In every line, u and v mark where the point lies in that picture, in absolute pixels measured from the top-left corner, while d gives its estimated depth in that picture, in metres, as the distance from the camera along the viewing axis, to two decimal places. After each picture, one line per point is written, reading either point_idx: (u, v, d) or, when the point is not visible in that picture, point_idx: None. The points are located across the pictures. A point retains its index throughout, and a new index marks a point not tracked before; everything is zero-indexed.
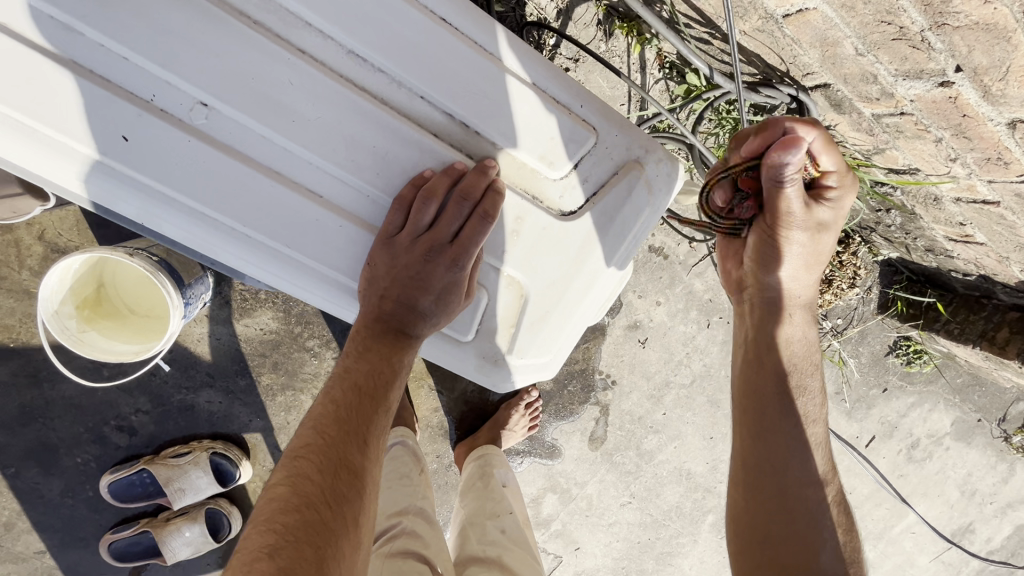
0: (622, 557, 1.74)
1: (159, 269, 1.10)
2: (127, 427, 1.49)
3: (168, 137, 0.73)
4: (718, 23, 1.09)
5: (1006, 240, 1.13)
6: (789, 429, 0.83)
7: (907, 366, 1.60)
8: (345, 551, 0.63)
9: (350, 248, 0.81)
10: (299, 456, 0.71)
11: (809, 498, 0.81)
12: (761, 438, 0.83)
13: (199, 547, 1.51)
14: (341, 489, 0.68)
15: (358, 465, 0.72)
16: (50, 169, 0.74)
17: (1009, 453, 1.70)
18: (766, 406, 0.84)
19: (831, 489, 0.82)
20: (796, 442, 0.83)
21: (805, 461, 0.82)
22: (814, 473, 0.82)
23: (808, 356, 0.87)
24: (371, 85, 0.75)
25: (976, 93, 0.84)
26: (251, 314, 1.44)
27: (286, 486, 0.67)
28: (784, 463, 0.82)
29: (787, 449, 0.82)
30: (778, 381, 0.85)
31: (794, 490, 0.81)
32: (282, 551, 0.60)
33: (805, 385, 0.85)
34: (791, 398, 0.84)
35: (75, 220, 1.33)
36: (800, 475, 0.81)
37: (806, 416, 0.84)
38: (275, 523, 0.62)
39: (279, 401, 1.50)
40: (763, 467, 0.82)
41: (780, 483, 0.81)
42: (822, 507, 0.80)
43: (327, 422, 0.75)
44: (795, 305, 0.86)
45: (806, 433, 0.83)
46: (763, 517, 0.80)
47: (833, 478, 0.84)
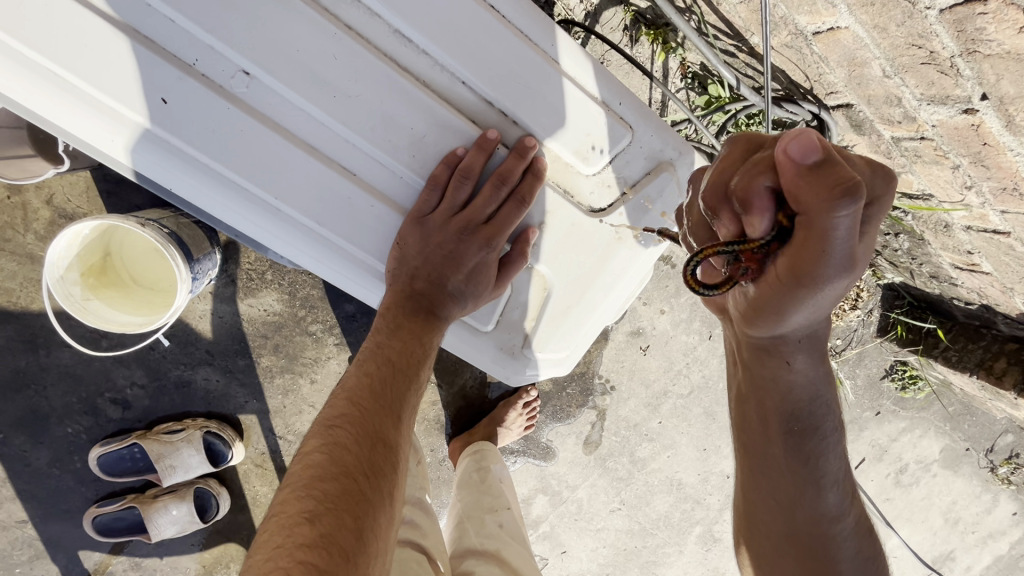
0: (607, 564, 1.73)
1: (169, 242, 1.09)
2: (121, 401, 1.47)
3: (207, 103, 0.72)
4: (747, 36, 1.10)
5: (1013, 272, 1.14)
6: (796, 471, 0.74)
7: (902, 391, 1.62)
8: (382, 522, 0.63)
9: (383, 228, 0.82)
10: (334, 425, 0.69)
11: (830, 537, 0.74)
12: (765, 477, 0.77)
13: (185, 527, 1.49)
14: (378, 461, 0.67)
15: (391, 439, 0.71)
16: (84, 126, 0.73)
17: (995, 484, 1.71)
18: (767, 446, 0.76)
19: (851, 520, 0.75)
20: (810, 480, 0.74)
21: (820, 497, 0.74)
22: (830, 509, 0.74)
23: (816, 395, 0.73)
24: (413, 66, 0.75)
25: (1000, 122, 0.85)
26: (256, 294, 1.42)
27: (322, 453, 0.65)
28: (798, 503, 0.75)
29: (794, 490, 0.75)
30: (778, 423, 0.74)
31: (808, 531, 0.74)
32: (322, 516, 0.58)
33: (812, 422, 0.74)
34: (796, 439, 0.74)
35: (85, 187, 1.32)
36: (816, 515, 0.74)
37: (818, 452, 0.74)
38: (314, 489, 0.61)
39: (277, 383, 1.49)
40: (769, 506, 0.77)
41: (789, 523, 0.75)
42: (844, 542, 0.74)
43: (362, 394, 0.74)
44: (794, 350, 0.68)
45: (819, 469, 0.74)
46: (772, 552, 0.77)
47: (853, 503, 0.77)
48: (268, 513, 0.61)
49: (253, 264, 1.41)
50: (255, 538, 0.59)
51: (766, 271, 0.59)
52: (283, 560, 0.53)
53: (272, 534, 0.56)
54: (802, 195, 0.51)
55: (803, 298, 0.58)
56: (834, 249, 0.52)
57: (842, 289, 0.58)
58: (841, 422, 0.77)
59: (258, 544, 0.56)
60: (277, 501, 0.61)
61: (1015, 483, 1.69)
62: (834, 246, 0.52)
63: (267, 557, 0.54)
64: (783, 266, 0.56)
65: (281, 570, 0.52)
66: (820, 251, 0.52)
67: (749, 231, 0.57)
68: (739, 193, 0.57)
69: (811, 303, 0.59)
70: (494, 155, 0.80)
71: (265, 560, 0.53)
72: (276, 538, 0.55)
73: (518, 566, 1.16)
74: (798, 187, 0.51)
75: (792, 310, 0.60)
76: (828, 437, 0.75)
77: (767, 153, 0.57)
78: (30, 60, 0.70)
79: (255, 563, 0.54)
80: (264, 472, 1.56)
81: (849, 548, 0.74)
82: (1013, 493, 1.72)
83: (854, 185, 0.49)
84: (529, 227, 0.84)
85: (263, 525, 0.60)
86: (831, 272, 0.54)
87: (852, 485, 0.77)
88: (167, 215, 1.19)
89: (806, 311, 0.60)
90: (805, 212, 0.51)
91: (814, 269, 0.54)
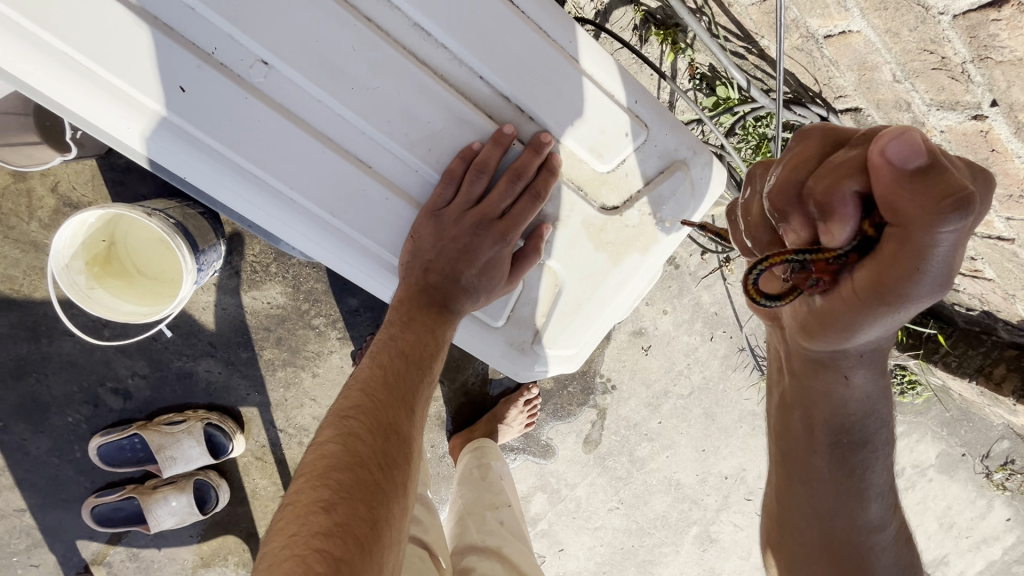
0: (604, 562, 1.74)
1: (176, 232, 1.09)
2: (123, 390, 1.46)
3: (226, 92, 0.72)
4: (757, 38, 1.11)
5: (1016, 279, 1.14)
6: (840, 480, 0.74)
7: (900, 396, 1.61)
8: (396, 512, 0.63)
9: (397, 221, 0.82)
10: (348, 416, 0.69)
11: (868, 547, 0.74)
12: (805, 485, 0.77)
13: (184, 518, 1.48)
14: (391, 452, 0.67)
15: (404, 430, 0.71)
16: (102, 113, 0.73)
17: (990, 489, 1.71)
18: (810, 456, 0.75)
19: (890, 531, 0.75)
20: (853, 491, 0.74)
21: (861, 507, 0.74)
22: (870, 519, 0.75)
23: (869, 409, 0.71)
24: (431, 60, 0.75)
25: (1009, 129, 0.85)
26: (259, 287, 1.42)
27: (336, 444, 0.65)
28: (838, 511, 0.75)
29: (836, 500, 0.75)
30: (826, 435, 0.73)
31: (846, 540, 0.74)
32: (336, 506, 0.58)
33: (863, 436, 0.72)
34: (844, 451, 0.73)
35: (91, 175, 1.31)
36: (856, 525, 0.74)
37: (862, 465, 0.74)
38: (329, 479, 0.61)
39: (278, 376, 1.49)
40: (807, 514, 0.77)
41: (828, 530, 0.75)
42: (882, 552, 0.74)
43: (375, 385, 0.74)
44: (854, 365, 0.66)
45: (863, 481, 0.74)
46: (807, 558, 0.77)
47: (893, 514, 0.76)
48: (284, 502, 0.62)
49: (258, 256, 1.41)
50: (271, 525, 0.60)
51: (840, 284, 0.55)
52: (300, 548, 0.54)
53: (289, 523, 0.57)
54: (900, 205, 0.46)
55: (882, 315, 0.54)
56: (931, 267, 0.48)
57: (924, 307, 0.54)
58: (890, 436, 0.75)
59: (274, 532, 0.57)
60: (292, 490, 0.62)
61: (1010, 489, 1.69)
62: (932, 264, 0.47)
63: (283, 545, 0.55)
64: (863, 281, 0.52)
65: (296, 558, 0.53)
66: (914, 268, 0.48)
67: (825, 240, 0.53)
68: (818, 197, 0.52)
69: (888, 320, 0.55)
70: (510, 150, 0.80)
71: (282, 547, 0.54)
72: (291, 528, 0.56)
73: (520, 562, 1.16)
74: (895, 193, 0.46)
75: (865, 326, 0.56)
76: (876, 450, 0.74)
77: (849, 152, 0.52)
78: (49, 46, 0.70)
79: (273, 550, 0.55)
80: (264, 465, 1.55)
81: (886, 558, 0.74)
82: (1008, 499, 1.72)
83: (967, 196, 0.44)
84: (542, 223, 0.84)
85: (279, 513, 0.60)
86: (922, 292, 0.50)
87: (893, 497, 0.77)
88: (173, 205, 1.19)
89: (880, 328, 0.56)
90: (903, 225, 0.47)
91: (902, 287, 0.50)
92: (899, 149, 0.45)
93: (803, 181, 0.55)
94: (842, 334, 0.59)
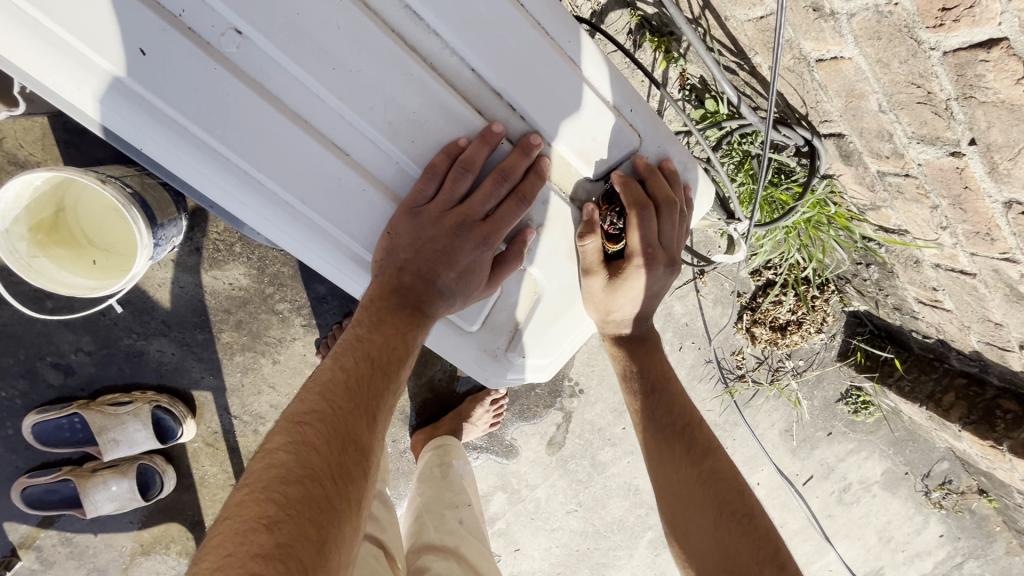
0: (559, 563, 1.74)
1: (132, 203, 1.02)
2: (64, 366, 1.37)
3: (193, 61, 0.67)
4: (750, 55, 1.11)
5: (972, 311, 1.18)
6: (649, 425, 0.95)
7: (854, 414, 1.68)
8: (347, 532, 0.60)
9: (372, 215, 0.78)
10: (303, 422, 0.65)
11: (694, 482, 0.88)
12: (648, 448, 0.94)
13: (125, 504, 1.41)
14: (347, 465, 0.64)
15: (364, 442, 0.67)
16: (54, 72, 0.67)
17: (928, 507, 1.78)
18: (635, 410, 0.97)
19: (708, 466, 0.89)
20: (662, 432, 0.93)
21: (676, 447, 0.92)
22: (689, 458, 0.90)
23: (644, 361, 0.98)
24: (421, 46, 0.71)
25: (983, 168, 0.87)
26: (221, 266, 1.35)
27: (288, 453, 0.61)
28: (658, 453, 0.92)
29: (663, 445, 0.92)
30: (632, 386, 0.98)
31: (673, 479, 0.90)
32: (281, 523, 0.55)
33: (654, 386, 0.97)
34: (651, 405, 0.96)
35: (42, 133, 1.21)
36: (676, 462, 0.90)
37: (665, 405, 0.95)
38: (275, 493, 0.57)
39: (236, 361, 1.42)
40: (658, 469, 0.92)
41: (671, 474, 0.90)
42: (705, 484, 0.87)
43: (335, 390, 0.70)
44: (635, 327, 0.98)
45: (669, 421, 0.94)
46: (676, 509, 0.88)
47: (710, 453, 0.91)
48: (221, 515, 0.58)
49: (221, 234, 1.33)
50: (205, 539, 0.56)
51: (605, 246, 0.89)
52: (235, 570, 0.51)
53: (223, 539, 0.54)
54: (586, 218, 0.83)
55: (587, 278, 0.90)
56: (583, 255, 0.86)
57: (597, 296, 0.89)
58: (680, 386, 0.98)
59: (208, 547, 0.54)
60: (232, 502, 0.58)
61: (947, 507, 1.77)
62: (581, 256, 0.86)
63: (217, 564, 0.51)
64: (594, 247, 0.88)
65: None
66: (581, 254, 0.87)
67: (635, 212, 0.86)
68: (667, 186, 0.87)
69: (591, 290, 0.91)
70: (497, 150, 0.77)
71: (216, 567, 0.51)
72: (228, 545, 0.53)
73: (476, 562, 1.14)
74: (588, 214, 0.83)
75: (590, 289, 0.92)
76: (666, 394, 0.96)
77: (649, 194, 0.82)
78: None
79: (201, 571, 0.51)
80: (214, 452, 1.48)
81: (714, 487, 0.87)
82: (944, 517, 1.79)
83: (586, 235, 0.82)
84: (526, 228, 0.82)
85: (215, 527, 0.56)
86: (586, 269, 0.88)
87: (709, 437, 0.93)
88: (132, 173, 1.11)
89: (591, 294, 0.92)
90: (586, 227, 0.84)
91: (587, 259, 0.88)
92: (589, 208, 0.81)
93: (654, 189, 0.82)
94: None
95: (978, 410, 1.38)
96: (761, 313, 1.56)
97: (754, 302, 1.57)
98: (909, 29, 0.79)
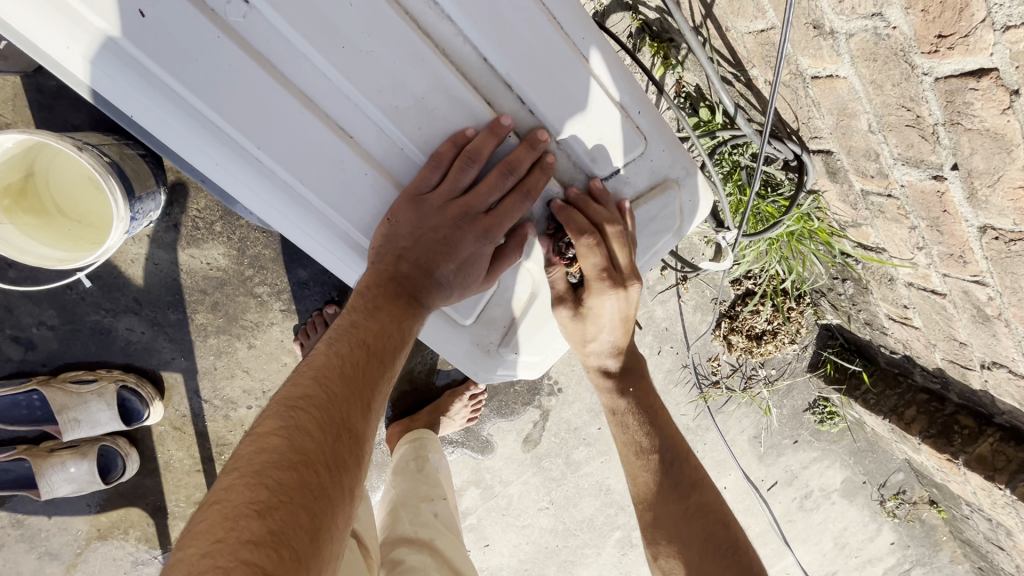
0: (527, 560, 1.75)
1: (109, 172, 0.97)
2: (25, 339, 1.31)
3: (194, 26, 0.64)
4: (747, 66, 1.12)
5: (939, 330, 1.22)
6: (639, 460, 0.97)
7: (819, 424, 1.73)
8: (340, 521, 0.59)
9: (373, 200, 0.77)
10: (297, 407, 0.63)
11: (681, 518, 0.92)
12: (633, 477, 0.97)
13: (83, 487, 1.36)
14: (342, 452, 0.62)
15: (359, 430, 0.66)
16: (44, 27, 0.64)
17: (882, 516, 1.85)
18: (622, 441, 0.99)
19: (696, 499, 0.94)
20: (650, 466, 0.96)
21: (664, 482, 0.95)
22: (677, 491, 0.94)
23: (630, 389, 0.99)
24: (433, 30, 0.70)
25: (963, 193, 0.90)
26: (199, 245, 1.30)
27: (281, 438, 0.60)
28: (647, 487, 0.95)
29: (649, 478, 0.96)
30: (621, 417, 0.99)
31: (661, 513, 0.94)
32: (273, 511, 0.54)
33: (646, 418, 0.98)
34: (638, 437, 0.97)
35: (13, 93, 1.15)
36: (664, 496, 0.94)
37: (654, 436, 0.97)
38: (267, 479, 0.56)
39: (210, 343, 1.37)
40: (644, 500, 0.96)
41: (657, 506, 0.94)
42: (694, 517, 0.92)
43: (331, 376, 0.68)
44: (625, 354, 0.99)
45: (659, 456, 0.96)
46: (659, 541, 0.93)
47: (696, 486, 0.95)
48: (209, 498, 0.56)
49: (201, 212, 1.28)
50: (191, 522, 0.55)
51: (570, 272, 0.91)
52: (226, 558, 0.49)
53: (211, 525, 0.52)
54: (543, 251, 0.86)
55: None
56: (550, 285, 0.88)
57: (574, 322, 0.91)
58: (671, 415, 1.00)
59: (195, 533, 0.52)
60: (221, 485, 0.56)
61: (899, 516, 1.83)
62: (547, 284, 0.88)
63: (205, 551, 0.50)
64: None
65: (221, 570, 0.48)
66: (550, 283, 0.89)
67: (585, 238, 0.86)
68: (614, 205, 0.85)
69: None
70: (505, 142, 0.77)
71: (205, 553, 0.50)
72: (217, 531, 0.52)
73: (451, 557, 1.14)
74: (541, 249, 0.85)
75: None
76: (657, 427, 0.98)
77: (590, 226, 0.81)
78: None
79: (188, 558, 0.50)
80: (181, 436, 1.44)
81: (698, 522, 0.92)
82: (896, 525, 1.86)
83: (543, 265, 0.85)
84: (527, 223, 0.83)
85: (203, 510, 0.55)
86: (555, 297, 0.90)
87: (696, 469, 0.96)
88: (109, 142, 1.06)
89: None
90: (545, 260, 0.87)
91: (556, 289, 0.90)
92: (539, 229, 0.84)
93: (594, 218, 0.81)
94: None
95: (937, 425, 1.42)
96: (739, 321, 1.59)
97: (733, 310, 1.60)
98: (905, 53, 0.82)
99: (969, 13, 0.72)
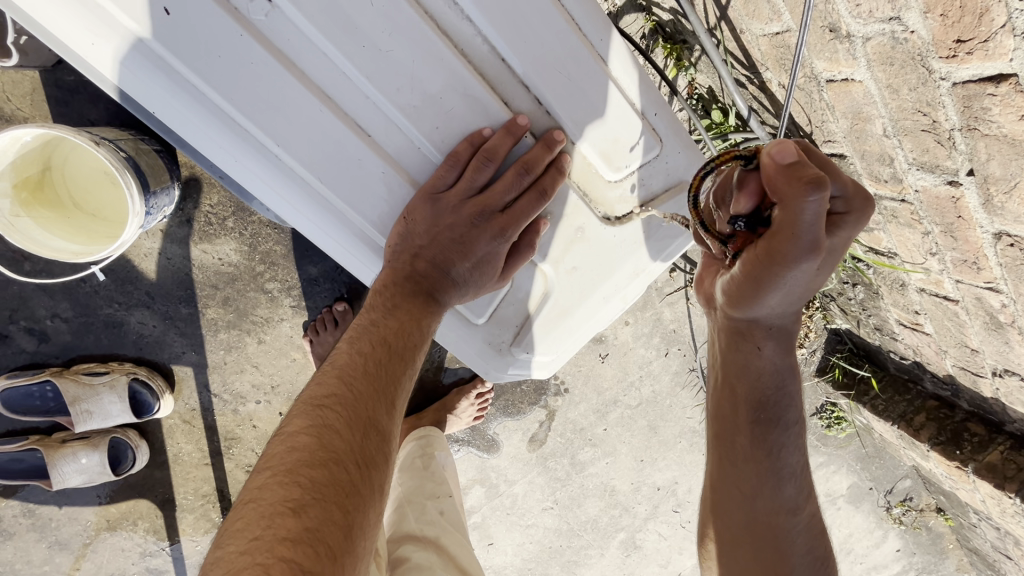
0: (530, 559, 1.75)
1: (126, 167, 0.98)
2: (39, 331, 1.33)
3: (217, 25, 0.64)
4: (761, 69, 1.12)
5: (951, 336, 1.21)
6: (752, 458, 0.83)
7: (826, 429, 1.74)
8: (371, 518, 0.60)
9: (390, 198, 0.77)
10: (324, 405, 0.64)
11: (780, 527, 0.83)
12: (731, 466, 0.85)
13: (94, 477, 1.37)
14: (369, 449, 0.64)
15: (384, 427, 0.68)
16: (72, 28, 0.65)
17: (888, 522, 1.83)
18: (736, 435, 0.84)
19: (804, 515, 0.84)
20: (763, 470, 0.83)
21: (774, 488, 0.83)
22: (785, 502, 0.84)
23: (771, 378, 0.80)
24: (453, 30, 0.70)
25: (978, 199, 0.89)
26: (212, 241, 1.31)
27: (310, 436, 0.60)
28: (752, 485, 0.84)
29: (756, 480, 0.83)
30: (747, 412, 0.82)
31: (761, 520, 0.83)
32: (308, 508, 0.54)
33: (779, 417, 0.82)
34: (760, 429, 0.82)
35: (32, 87, 1.16)
36: (770, 500, 0.83)
37: (778, 445, 0.83)
38: (300, 477, 0.56)
39: (220, 338, 1.38)
40: (736, 496, 0.85)
41: (753, 510, 0.84)
42: (795, 531, 0.83)
43: (354, 373, 0.70)
44: (765, 336, 0.77)
45: (778, 462, 0.83)
46: (746, 543, 0.84)
47: (807, 500, 0.85)
48: (242, 498, 0.57)
49: (214, 207, 1.29)
50: (226, 521, 0.55)
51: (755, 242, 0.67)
52: (262, 555, 0.50)
53: (247, 524, 0.53)
54: (780, 185, 0.59)
55: (777, 275, 0.65)
56: (805, 232, 0.59)
57: (809, 275, 0.65)
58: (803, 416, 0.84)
59: (232, 532, 0.53)
60: (253, 485, 0.57)
61: (905, 523, 1.82)
62: (804, 227, 0.59)
63: (243, 549, 0.50)
64: (762, 245, 0.64)
65: (260, 567, 0.49)
66: (790, 235, 0.60)
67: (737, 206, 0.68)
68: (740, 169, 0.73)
69: (785, 285, 0.66)
70: (521, 142, 0.77)
71: (242, 551, 0.50)
72: (253, 530, 0.52)
73: (457, 557, 1.14)
74: (778, 178, 0.59)
75: (768, 291, 0.68)
76: (788, 430, 0.83)
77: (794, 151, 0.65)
78: None
79: (227, 556, 0.50)
80: (190, 429, 1.45)
81: (799, 536, 0.83)
82: (902, 532, 1.84)
83: (822, 181, 0.57)
84: (540, 218, 0.82)
85: (237, 510, 0.55)
86: (801, 252, 0.61)
87: (809, 482, 0.86)
88: (126, 137, 1.08)
89: (779, 293, 0.68)
90: (784, 200, 0.59)
91: (787, 249, 0.62)
92: (818, 199, 0.57)
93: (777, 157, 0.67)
94: (757, 294, 0.69)
95: (947, 431, 1.40)
96: None
97: None
98: (922, 58, 0.81)
99: (989, 17, 0.71)
